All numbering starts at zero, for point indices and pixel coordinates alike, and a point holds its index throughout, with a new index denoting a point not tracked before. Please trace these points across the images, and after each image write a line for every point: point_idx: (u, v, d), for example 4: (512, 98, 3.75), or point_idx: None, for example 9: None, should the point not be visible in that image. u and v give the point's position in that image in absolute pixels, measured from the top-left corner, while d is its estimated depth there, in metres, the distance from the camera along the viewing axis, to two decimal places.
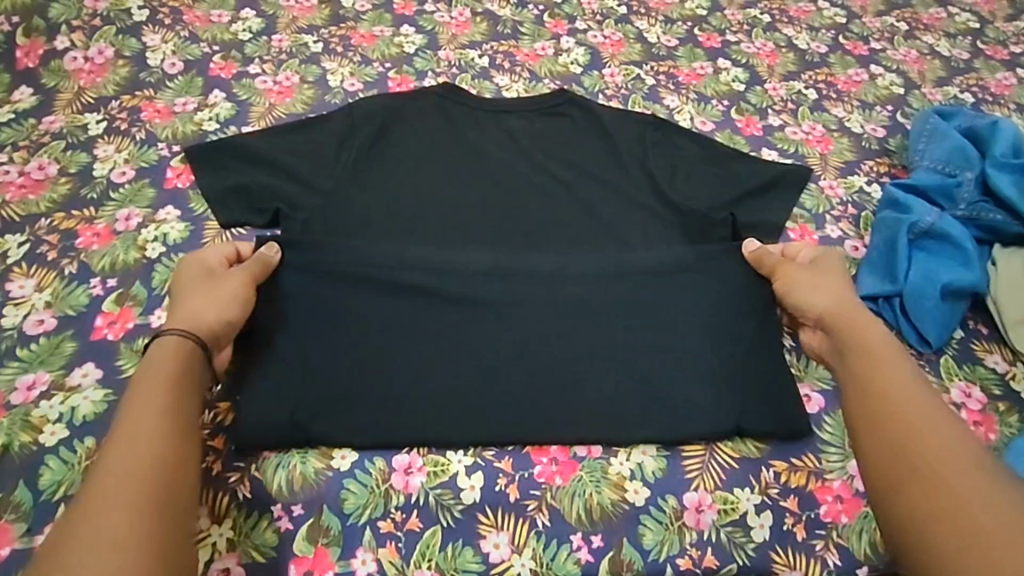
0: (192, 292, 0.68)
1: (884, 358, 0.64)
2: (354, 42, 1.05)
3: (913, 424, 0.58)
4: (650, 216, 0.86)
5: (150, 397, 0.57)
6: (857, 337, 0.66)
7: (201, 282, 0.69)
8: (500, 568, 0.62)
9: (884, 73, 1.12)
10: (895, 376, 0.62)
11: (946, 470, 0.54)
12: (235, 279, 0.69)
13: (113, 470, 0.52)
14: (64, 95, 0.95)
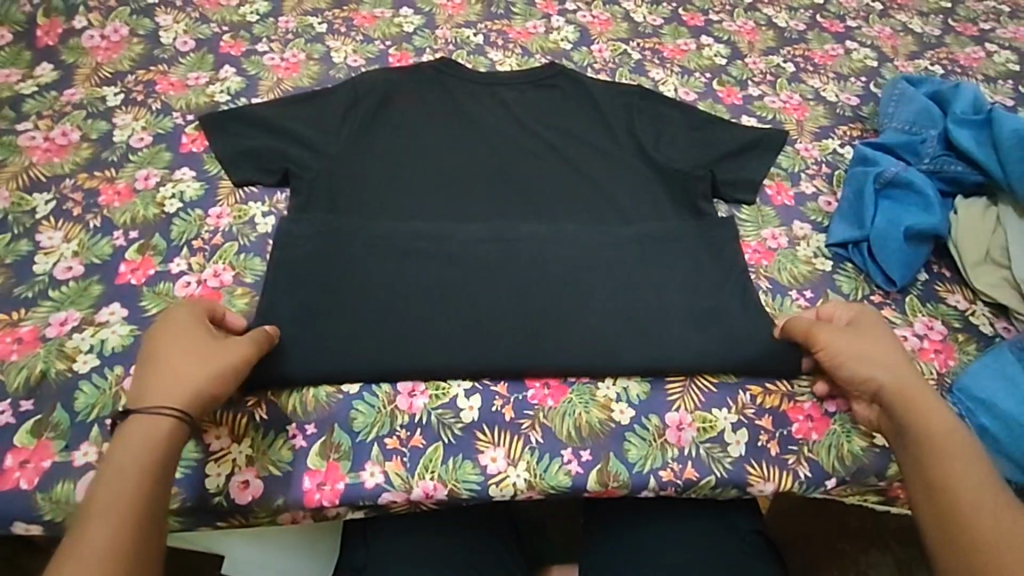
0: (182, 356, 0.63)
1: (902, 363, 0.69)
2: (356, 23, 1.11)
3: (930, 425, 0.65)
4: (636, 172, 0.91)
5: (126, 432, 0.59)
6: (878, 351, 0.70)
7: (193, 341, 0.65)
8: (497, 479, 0.68)
9: (859, 48, 1.18)
10: (907, 378, 0.68)
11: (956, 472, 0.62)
12: (233, 354, 0.65)
13: (94, 519, 0.54)
14: (83, 70, 1.01)
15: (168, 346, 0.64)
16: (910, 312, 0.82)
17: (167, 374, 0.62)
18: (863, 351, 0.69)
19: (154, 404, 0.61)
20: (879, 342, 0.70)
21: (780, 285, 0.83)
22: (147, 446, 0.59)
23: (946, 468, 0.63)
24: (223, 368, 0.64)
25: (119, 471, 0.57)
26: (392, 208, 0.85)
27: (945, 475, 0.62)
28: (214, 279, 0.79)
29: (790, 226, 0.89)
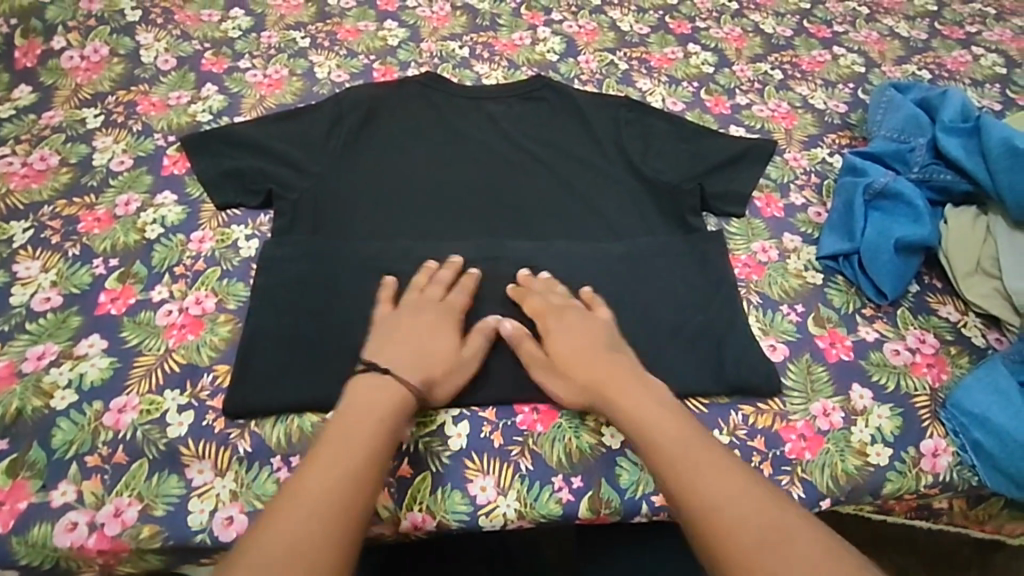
0: (436, 345, 0.70)
1: (615, 366, 0.68)
2: (340, 37, 1.10)
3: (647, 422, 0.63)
4: (624, 187, 0.90)
5: (374, 434, 0.60)
6: (603, 360, 0.69)
7: (448, 333, 0.72)
8: (487, 509, 0.67)
9: (846, 53, 1.17)
10: (629, 378, 0.67)
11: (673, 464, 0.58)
12: (469, 361, 0.72)
13: (324, 473, 0.56)
14: (62, 92, 0.99)
15: (418, 330, 0.71)
16: (902, 325, 0.82)
17: (418, 356, 0.69)
18: (578, 360, 0.70)
19: (382, 399, 0.63)
20: (592, 351, 0.70)
21: (771, 300, 0.82)
22: (388, 427, 0.62)
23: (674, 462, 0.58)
24: (456, 367, 0.71)
25: (366, 474, 0.57)
26: (376, 229, 0.83)
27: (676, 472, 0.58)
28: (196, 306, 0.77)
29: (780, 238, 0.88)
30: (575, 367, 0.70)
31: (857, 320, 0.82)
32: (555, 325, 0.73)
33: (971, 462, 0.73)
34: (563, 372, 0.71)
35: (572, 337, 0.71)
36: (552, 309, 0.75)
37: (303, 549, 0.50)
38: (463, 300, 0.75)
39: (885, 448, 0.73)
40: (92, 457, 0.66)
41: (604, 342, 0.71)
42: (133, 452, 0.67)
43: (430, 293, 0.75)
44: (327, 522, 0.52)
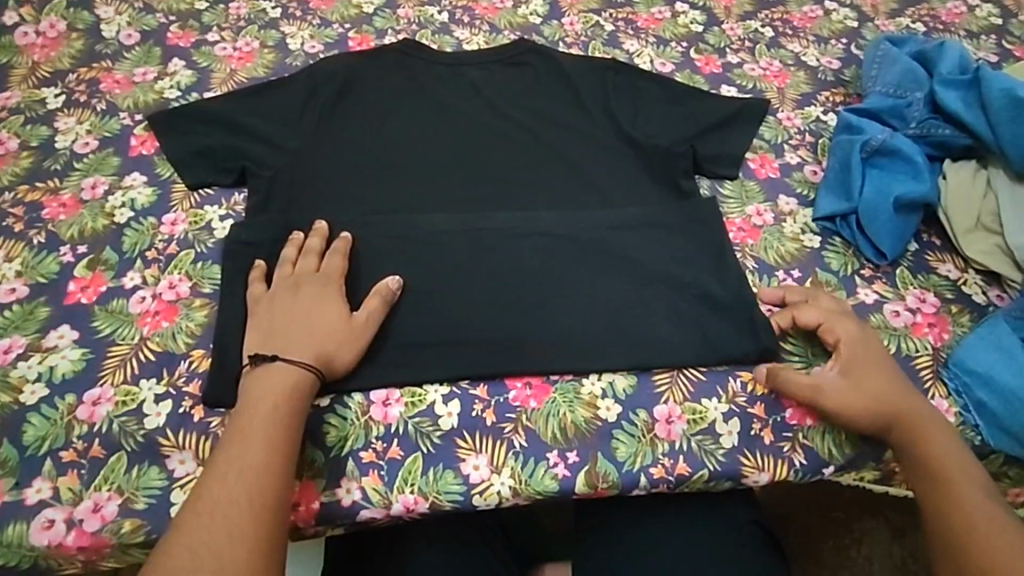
0: (323, 316, 0.68)
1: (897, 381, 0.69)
2: (312, 6, 1.04)
3: (929, 431, 0.67)
4: (613, 153, 0.86)
5: (279, 423, 0.60)
6: (884, 375, 0.69)
7: (329, 301, 0.69)
8: (481, 488, 0.65)
9: (838, 8, 1.13)
10: (903, 387, 0.69)
11: (961, 477, 0.65)
12: (349, 320, 0.68)
13: (232, 489, 0.56)
14: (18, 71, 0.93)
15: (297, 307, 0.68)
16: (902, 285, 0.79)
17: (303, 332, 0.66)
18: (872, 376, 0.69)
19: (271, 389, 0.62)
20: (881, 367, 0.70)
21: (767, 264, 0.80)
22: (279, 432, 0.60)
23: (961, 478, 0.65)
24: (351, 335, 0.68)
25: (270, 468, 0.58)
26: (355, 205, 0.80)
27: (960, 496, 0.64)
28: (169, 292, 0.74)
29: (775, 201, 0.86)
30: (879, 383, 0.68)
31: (856, 281, 0.79)
32: (847, 339, 0.71)
33: (974, 421, 0.72)
34: (863, 387, 0.68)
35: (868, 354, 0.70)
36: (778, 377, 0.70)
37: (205, 552, 0.53)
38: (338, 265, 0.73)
39: None
40: (66, 453, 0.64)
41: (884, 356, 0.71)
42: (109, 445, 0.64)
43: (303, 265, 0.72)
44: (226, 524, 0.55)
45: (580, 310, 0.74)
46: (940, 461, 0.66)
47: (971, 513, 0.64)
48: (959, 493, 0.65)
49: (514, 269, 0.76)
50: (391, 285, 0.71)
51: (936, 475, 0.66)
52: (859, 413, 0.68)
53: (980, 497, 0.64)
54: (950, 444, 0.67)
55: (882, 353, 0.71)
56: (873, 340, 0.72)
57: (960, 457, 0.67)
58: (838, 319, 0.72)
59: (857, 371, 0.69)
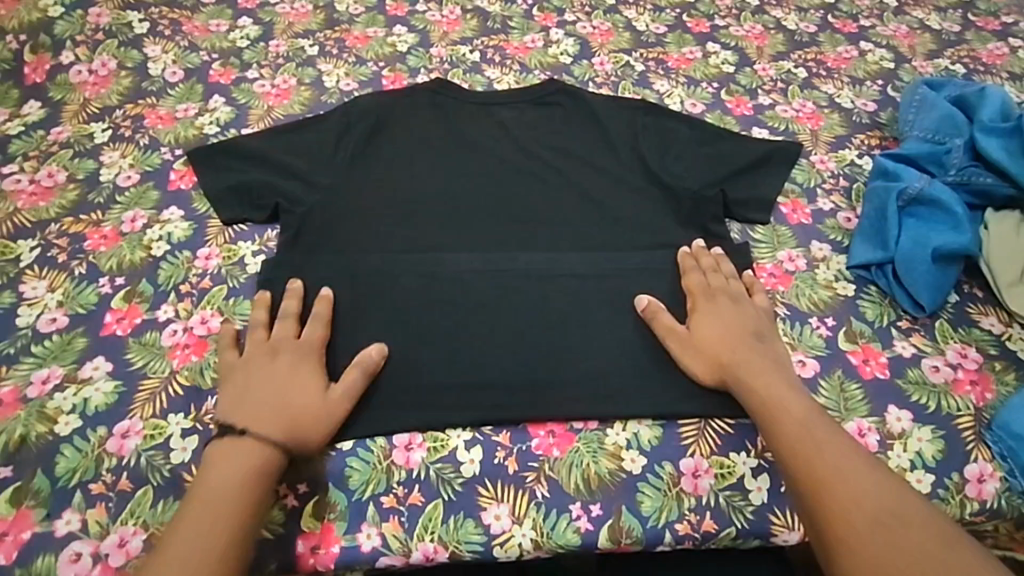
0: (297, 385, 0.66)
1: (753, 353, 0.69)
2: (349, 44, 1.07)
3: (822, 441, 0.61)
4: (642, 195, 0.86)
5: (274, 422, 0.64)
6: (751, 350, 0.70)
7: (308, 373, 0.68)
8: (501, 539, 0.64)
9: (874, 49, 1.12)
10: (774, 372, 0.68)
11: (862, 490, 0.57)
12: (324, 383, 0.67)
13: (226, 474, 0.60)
14: (70, 107, 0.98)
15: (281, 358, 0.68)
16: (941, 339, 0.77)
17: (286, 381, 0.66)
18: (711, 342, 0.71)
19: (246, 423, 0.63)
20: (740, 336, 0.71)
21: (799, 312, 0.78)
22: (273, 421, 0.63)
23: (862, 494, 0.56)
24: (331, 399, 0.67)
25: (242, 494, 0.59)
26: (385, 244, 0.81)
27: (854, 514, 0.55)
28: (201, 327, 0.75)
29: (808, 247, 0.84)
30: (716, 348, 0.70)
31: (892, 333, 0.77)
32: (703, 306, 0.74)
33: (1021, 488, 0.68)
34: (716, 340, 0.71)
35: (713, 324, 0.72)
36: (706, 293, 0.75)
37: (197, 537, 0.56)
38: (319, 333, 0.71)
39: (927, 473, 0.68)
40: (95, 485, 0.65)
41: (740, 328, 0.72)
42: (136, 479, 0.65)
43: (282, 330, 0.71)
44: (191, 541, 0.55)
45: (606, 356, 0.73)
46: (831, 474, 0.58)
47: (846, 500, 0.56)
48: (856, 513, 0.55)
49: (539, 312, 0.76)
50: (374, 354, 0.70)
51: (804, 458, 0.60)
52: (697, 363, 0.70)
53: (892, 513, 0.55)
54: (849, 454, 0.60)
55: (742, 332, 0.71)
56: (758, 318, 0.73)
57: (871, 467, 0.59)
58: (709, 293, 0.75)
59: (695, 331, 0.72)
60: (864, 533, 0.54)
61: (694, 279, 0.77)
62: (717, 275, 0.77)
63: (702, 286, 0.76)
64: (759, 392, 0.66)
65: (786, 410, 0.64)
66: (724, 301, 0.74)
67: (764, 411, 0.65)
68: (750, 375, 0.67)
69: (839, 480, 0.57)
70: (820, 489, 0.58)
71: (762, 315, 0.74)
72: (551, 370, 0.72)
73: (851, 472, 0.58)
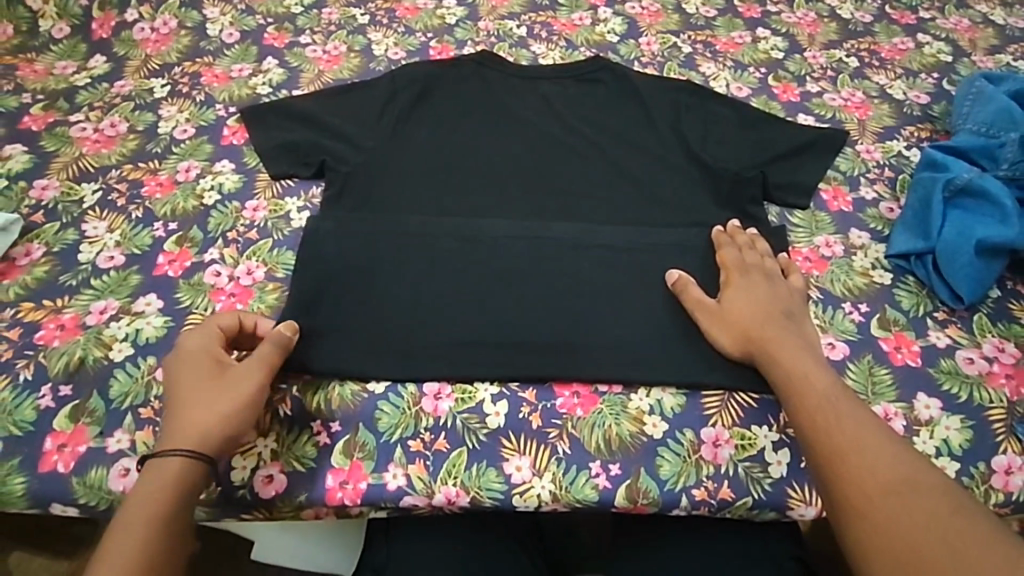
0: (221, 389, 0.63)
1: (782, 329, 0.69)
2: (399, 15, 1.10)
3: (842, 412, 0.60)
4: (681, 173, 0.86)
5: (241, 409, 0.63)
6: (779, 326, 0.69)
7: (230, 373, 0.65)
8: (521, 489, 0.66)
9: (931, 41, 1.09)
10: (800, 348, 0.67)
11: (877, 459, 0.56)
12: (247, 383, 0.64)
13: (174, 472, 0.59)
14: (133, 63, 1.02)
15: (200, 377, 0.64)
16: (978, 332, 0.76)
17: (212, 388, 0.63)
18: (739, 315, 0.71)
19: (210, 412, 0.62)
20: (771, 312, 0.70)
21: (833, 296, 0.78)
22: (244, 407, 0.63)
23: (876, 462, 0.56)
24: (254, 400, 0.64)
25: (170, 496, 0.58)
26: (425, 205, 0.83)
27: (864, 479, 0.55)
28: (246, 276, 0.79)
29: (846, 233, 0.83)
30: (745, 322, 0.70)
31: (927, 323, 0.76)
32: (736, 280, 0.74)
33: None
34: (742, 316, 0.71)
35: (744, 297, 0.72)
36: (741, 265, 0.75)
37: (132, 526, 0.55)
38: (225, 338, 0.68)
39: (952, 461, 0.68)
40: (145, 410, 0.69)
41: (770, 305, 0.71)
42: None
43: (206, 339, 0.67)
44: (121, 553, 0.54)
45: (634, 326, 0.74)
46: (849, 443, 0.58)
47: (859, 467, 0.56)
48: (868, 479, 0.55)
49: (571, 279, 0.77)
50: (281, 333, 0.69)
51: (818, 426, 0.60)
52: (725, 339, 0.71)
53: (907, 480, 0.55)
54: (869, 424, 0.59)
55: (772, 308, 0.71)
56: (790, 297, 0.73)
57: (889, 438, 0.58)
58: (744, 268, 0.75)
59: (725, 305, 0.72)
60: (871, 496, 0.54)
61: (730, 254, 0.77)
62: (751, 250, 0.77)
63: (737, 261, 0.76)
64: (783, 366, 0.66)
65: (809, 383, 0.64)
66: (759, 276, 0.74)
67: (789, 381, 0.65)
68: (775, 350, 0.67)
69: (853, 447, 0.58)
70: (834, 455, 0.58)
71: (793, 293, 0.74)
72: (580, 336, 0.73)
73: (868, 440, 0.58)
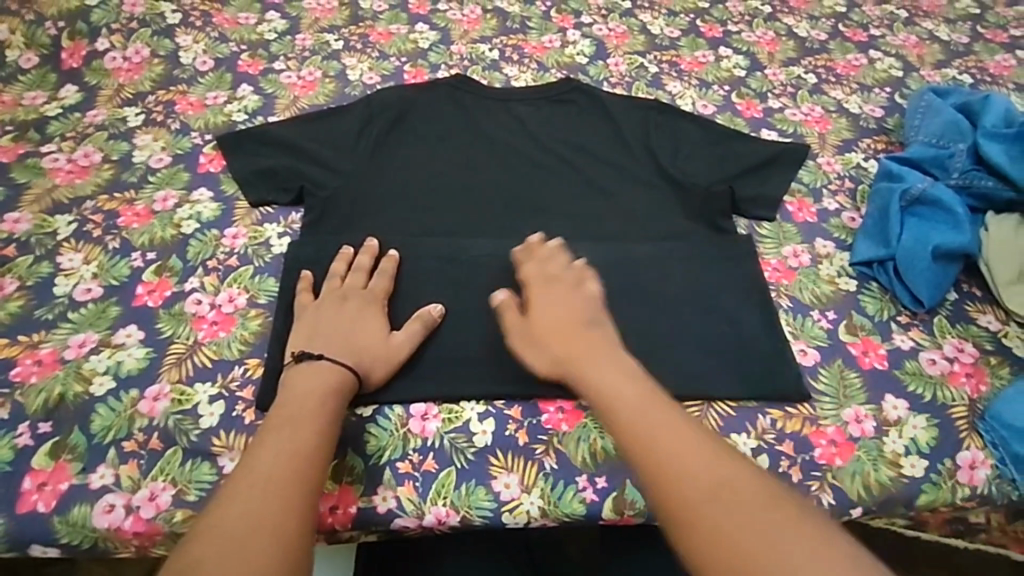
0: (355, 330, 0.71)
1: (590, 339, 0.69)
2: (372, 40, 1.11)
3: (746, 428, 0.59)
4: (653, 190, 0.89)
5: (327, 411, 0.64)
6: (582, 337, 0.69)
7: (361, 318, 0.73)
8: (511, 506, 0.67)
9: (883, 57, 1.15)
10: (597, 351, 0.67)
11: (692, 469, 0.55)
12: (399, 347, 0.72)
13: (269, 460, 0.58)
14: (105, 92, 1.02)
15: (334, 317, 0.72)
16: (939, 333, 0.80)
17: (340, 331, 0.71)
18: (679, 330, 0.70)
19: (314, 385, 0.65)
20: (572, 325, 0.70)
21: (802, 304, 0.81)
22: (332, 402, 0.65)
23: (671, 465, 0.56)
24: (381, 351, 0.71)
25: (290, 484, 0.57)
26: (405, 228, 0.84)
27: (671, 482, 0.55)
28: (228, 303, 0.79)
29: (813, 243, 0.87)
30: (565, 336, 0.70)
31: (891, 327, 0.80)
32: (576, 292, 0.74)
33: (1011, 475, 0.71)
34: (627, 326, 0.70)
35: (560, 310, 0.72)
36: (545, 278, 0.76)
37: (255, 519, 0.53)
38: (382, 286, 0.76)
39: (920, 459, 0.72)
40: (128, 443, 0.68)
41: (575, 316, 0.71)
42: (165, 440, 0.69)
43: (351, 280, 0.76)
44: (246, 538, 0.52)
45: None
46: (672, 445, 0.57)
47: (715, 469, 0.55)
48: (685, 486, 0.55)
49: None
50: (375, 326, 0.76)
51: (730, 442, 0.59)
52: (534, 357, 0.71)
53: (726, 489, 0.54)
54: None
55: (593, 320, 0.70)
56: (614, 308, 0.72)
57: (704, 446, 0.57)
58: (545, 282, 0.75)
59: (607, 315, 0.72)
60: (693, 501, 0.54)
61: (530, 270, 0.77)
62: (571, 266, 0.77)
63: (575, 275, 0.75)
64: (625, 373, 0.65)
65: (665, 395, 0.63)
66: (566, 284, 0.74)
67: (592, 387, 0.65)
68: (597, 358, 0.67)
69: (696, 452, 0.57)
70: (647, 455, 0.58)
71: (671, 302, 0.72)
72: None
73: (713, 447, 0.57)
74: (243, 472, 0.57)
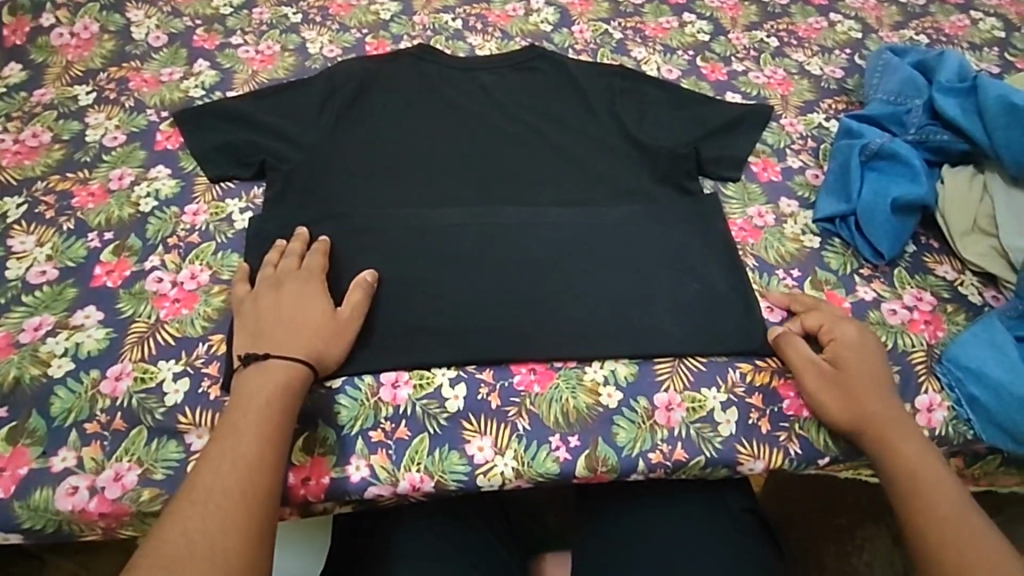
0: (304, 309, 0.70)
1: (878, 389, 0.71)
2: (332, 12, 1.08)
3: (904, 437, 0.68)
4: (618, 154, 0.89)
5: (277, 412, 0.63)
6: (875, 384, 0.71)
7: (313, 293, 0.72)
8: (484, 468, 0.67)
9: (843, 20, 1.16)
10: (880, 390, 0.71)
11: (938, 492, 0.64)
12: (349, 320, 0.71)
13: (214, 474, 0.58)
14: (53, 70, 0.98)
15: (283, 297, 0.71)
16: (899, 285, 0.82)
17: (289, 311, 0.70)
18: (854, 386, 0.70)
19: (261, 387, 0.64)
20: (871, 375, 0.71)
21: (767, 263, 0.83)
22: (281, 402, 0.63)
23: (932, 492, 0.64)
24: (333, 328, 0.70)
25: (233, 500, 0.57)
26: (368, 199, 0.83)
27: (935, 502, 0.64)
28: (190, 281, 0.77)
29: (777, 203, 0.88)
30: (853, 386, 0.70)
31: (855, 280, 0.82)
32: (839, 342, 0.73)
33: (966, 416, 0.74)
34: (855, 374, 0.71)
35: (853, 359, 0.72)
36: (836, 325, 0.74)
37: (196, 538, 0.54)
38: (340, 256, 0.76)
39: None
40: (91, 425, 0.67)
41: (876, 368, 0.72)
42: (130, 419, 0.67)
43: (312, 253, 0.75)
44: (185, 564, 0.53)
45: (582, 303, 0.76)
46: (916, 464, 0.66)
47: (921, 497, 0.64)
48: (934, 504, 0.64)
49: (518, 262, 0.79)
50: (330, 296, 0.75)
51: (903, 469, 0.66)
52: (831, 409, 0.70)
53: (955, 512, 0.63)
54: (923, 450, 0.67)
55: (879, 372, 0.72)
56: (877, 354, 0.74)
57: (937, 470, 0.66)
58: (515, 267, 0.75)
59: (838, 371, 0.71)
60: (941, 521, 0.63)
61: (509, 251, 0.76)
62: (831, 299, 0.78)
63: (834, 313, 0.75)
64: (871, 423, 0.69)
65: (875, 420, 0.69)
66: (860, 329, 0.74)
67: (863, 427, 0.69)
68: (877, 404, 0.70)
69: (911, 473, 0.66)
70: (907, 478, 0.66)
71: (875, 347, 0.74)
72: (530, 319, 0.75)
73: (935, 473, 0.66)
74: (189, 484, 0.58)
